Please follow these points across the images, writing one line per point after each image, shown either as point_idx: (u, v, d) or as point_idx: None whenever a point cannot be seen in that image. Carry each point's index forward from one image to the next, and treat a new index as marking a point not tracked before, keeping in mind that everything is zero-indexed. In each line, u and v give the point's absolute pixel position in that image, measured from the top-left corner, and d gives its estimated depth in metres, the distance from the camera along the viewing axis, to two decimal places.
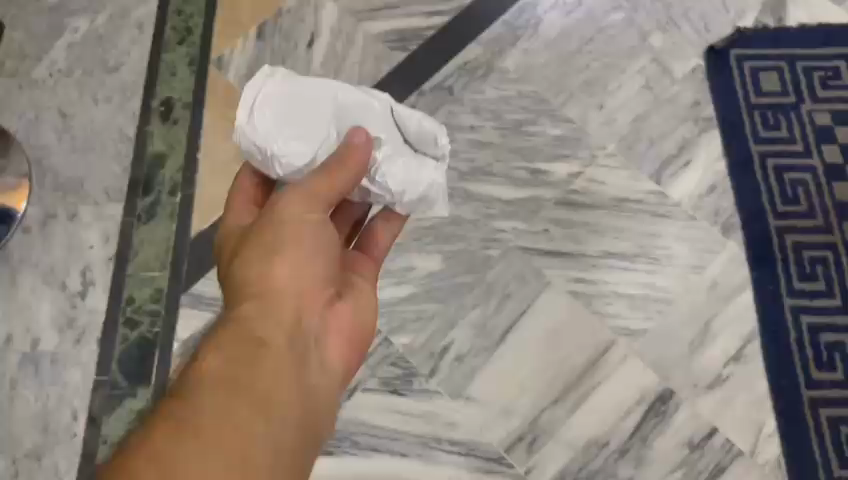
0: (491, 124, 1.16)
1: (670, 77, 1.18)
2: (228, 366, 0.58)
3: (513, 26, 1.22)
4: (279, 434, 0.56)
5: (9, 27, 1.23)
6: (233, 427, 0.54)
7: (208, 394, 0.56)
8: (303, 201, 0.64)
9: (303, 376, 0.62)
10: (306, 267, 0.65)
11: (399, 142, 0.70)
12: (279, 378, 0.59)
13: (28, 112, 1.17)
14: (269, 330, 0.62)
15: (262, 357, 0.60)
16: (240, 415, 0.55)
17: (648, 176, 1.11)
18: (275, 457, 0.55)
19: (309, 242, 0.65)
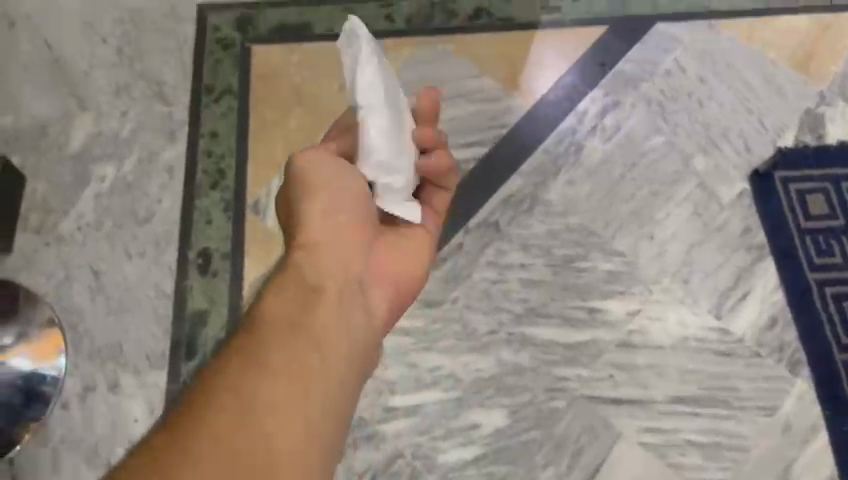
0: (542, 260, 1.12)
1: (717, 203, 1.16)
2: (285, 311, 0.71)
3: (553, 154, 1.20)
4: (333, 362, 0.69)
5: (30, 177, 1.18)
6: (295, 355, 0.67)
7: (271, 331, 0.69)
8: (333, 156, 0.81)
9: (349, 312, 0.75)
10: (343, 217, 0.78)
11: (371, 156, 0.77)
12: (330, 317, 0.72)
13: (57, 270, 1.12)
14: (315, 275, 0.75)
15: (315, 302, 0.73)
16: (300, 347, 0.68)
17: (707, 312, 1.09)
18: (331, 375, 0.68)
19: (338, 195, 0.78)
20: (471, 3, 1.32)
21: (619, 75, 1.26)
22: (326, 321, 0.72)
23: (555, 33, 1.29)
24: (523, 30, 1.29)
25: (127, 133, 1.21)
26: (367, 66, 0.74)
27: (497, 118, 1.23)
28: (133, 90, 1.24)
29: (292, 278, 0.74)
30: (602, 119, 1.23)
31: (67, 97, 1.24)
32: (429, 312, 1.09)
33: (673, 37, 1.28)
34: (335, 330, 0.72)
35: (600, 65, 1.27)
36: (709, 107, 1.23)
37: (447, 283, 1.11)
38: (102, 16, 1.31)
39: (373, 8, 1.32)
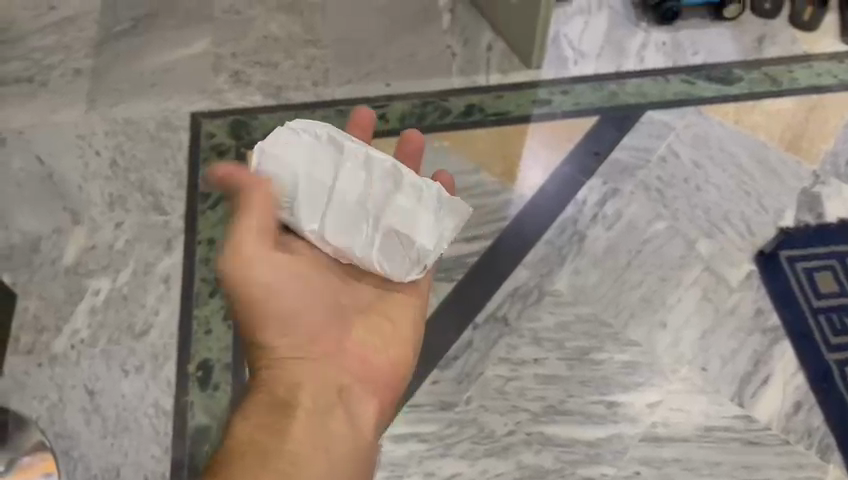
0: (555, 354, 1.09)
1: (726, 286, 1.15)
2: (256, 441, 0.71)
3: (557, 245, 1.19)
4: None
5: (21, 295, 1.14)
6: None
7: (237, 460, 0.69)
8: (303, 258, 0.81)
9: (322, 421, 0.75)
10: (304, 337, 0.79)
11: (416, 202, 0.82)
12: (305, 435, 0.73)
13: (50, 393, 1.07)
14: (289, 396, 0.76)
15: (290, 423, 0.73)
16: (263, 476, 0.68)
17: (730, 399, 1.05)
18: None
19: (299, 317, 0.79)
20: (463, 100, 1.34)
21: (615, 163, 1.27)
22: (297, 443, 0.72)
23: (547, 125, 1.31)
24: (516, 124, 1.31)
25: (122, 245, 1.18)
26: (322, 159, 0.81)
27: (496, 211, 1.22)
28: (127, 201, 1.23)
29: (270, 398, 0.76)
30: (603, 207, 1.22)
31: (60, 212, 1.22)
32: (442, 415, 1.05)
33: (663, 125, 1.31)
34: (310, 450, 0.72)
35: (595, 154, 1.28)
36: (706, 191, 1.24)
37: (459, 383, 1.07)
38: (95, 128, 1.30)
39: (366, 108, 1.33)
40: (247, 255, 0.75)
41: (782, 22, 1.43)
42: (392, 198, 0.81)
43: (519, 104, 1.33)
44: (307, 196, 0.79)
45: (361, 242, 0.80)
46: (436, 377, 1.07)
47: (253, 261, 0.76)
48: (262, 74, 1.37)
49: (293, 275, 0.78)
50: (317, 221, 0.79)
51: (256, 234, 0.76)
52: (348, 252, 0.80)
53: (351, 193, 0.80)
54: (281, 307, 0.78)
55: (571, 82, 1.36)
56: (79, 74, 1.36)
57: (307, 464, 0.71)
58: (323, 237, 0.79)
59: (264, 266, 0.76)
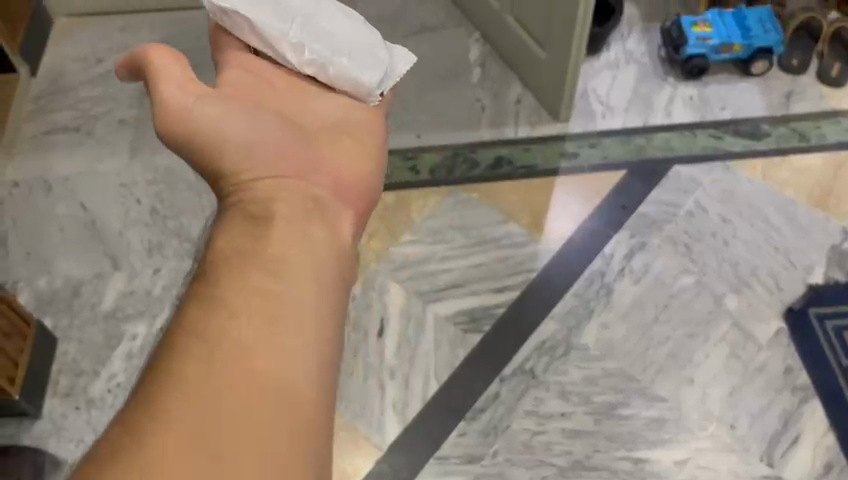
0: (582, 408, 1.09)
1: (755, 343, 1.14)
2: (216, 270, 0.52)
3: (585, 297, 1.20)
4: (293, 295, 0.51)
5: (62, 339, 1.18)
6: (245, 313, 0.49)
7: (207, 288, 0.51)
8: (256, 79, 0.71)
9: (307, 219, 0.58)
10: (264, 155, 0.64)
11: (362, 27, 0.77)
12: (293, 235, 0.56)
13: (85, 436, 1.09)
14: (256, 211, 0.58)
15: (267, 233, 0.55)
16: (234, 296, 0.50)
17: (759, 459, 1.05)
18: (299, 332, 0.49)
19: (253, 143, 0.64)
20: (492, 152, 1.37)
21: (643, 218, 1.28)
22: (282, 245, 0.54)
23: (574, 178, 1.33)
24: (544, 176, 1.34)
25: (159, 290, 1.22)
26: None
27: (524, 262, 1.24)
28: (165, 247, 1.27)
29: (240, 218, 0.58)
30: (630, 261, 1.24)
31: (101, 257, 1.26)
32: (469, 467, 1.05)
33: (690, 180, 1.32)
34: (293, 248, 0.54)
35: (623, 208, 1.30)
36: (734, 245, 1.25)
37: (486, 435, 1.08)
38: (137, 177, 1.36)
39: (397, 159, 1.37)
40: (173, 110, 0.64)
41: (810, 78, 1.45)
42: (356, 28, 0.76)
43: (547, 157, 1.36)
44: (275, 7, 0.72)
45: (344, 55, 0.73)
46: (463, 429, 1.08)
47: (185, 106, 0.64)
48: None
49: (236, 107, 0.66)
50: (289, 30, 0.71)
51: (179, 82, 0.65)
52: (326, 64, 0.72)
53: (320, 17, 0.75)
54: (228, 140, 0.64)
55: (599, 136, 1.39)
56: (123, 124, 1.42)
57: (296, 270, 0.52)
58: (301, 48, 0.71)
59: (200, 105, 0.64)
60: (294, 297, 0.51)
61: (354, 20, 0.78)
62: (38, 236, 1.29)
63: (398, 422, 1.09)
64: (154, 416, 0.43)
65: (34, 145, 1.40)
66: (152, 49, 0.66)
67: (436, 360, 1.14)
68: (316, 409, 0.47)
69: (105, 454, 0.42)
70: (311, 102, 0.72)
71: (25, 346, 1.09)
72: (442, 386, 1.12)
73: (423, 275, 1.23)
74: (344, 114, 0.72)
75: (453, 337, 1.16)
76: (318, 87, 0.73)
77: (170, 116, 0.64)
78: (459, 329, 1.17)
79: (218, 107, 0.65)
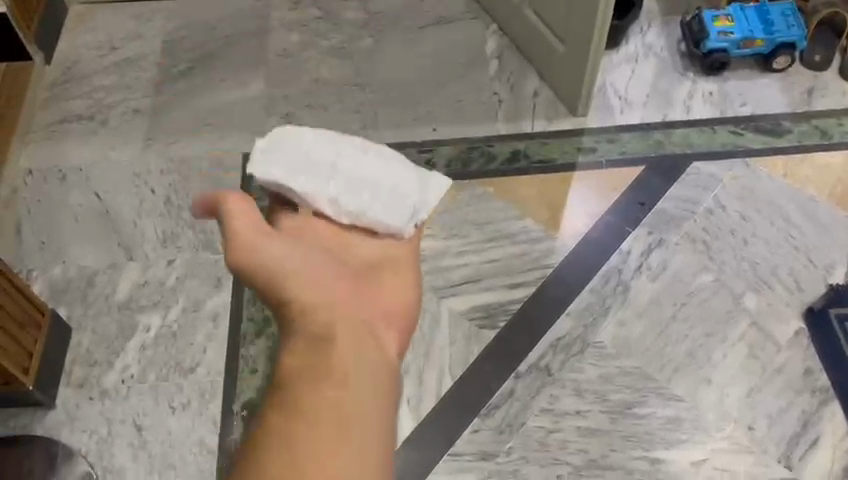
0: (598, 406, 1.08)
1: (774, 343, 1.13)
2: (289, 383, 0.53)
3: (602, 294, 1.18)
4: (361, 417, 0.51)
5: (75, 329, 1.18)
6: (320, 440, 0.49)
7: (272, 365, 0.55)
8: (312, 236, 0.67)
9: (366, 345, 0.56)
10: (321, 283, 0.60)
11: (406, 179, 0.72)
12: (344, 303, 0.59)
13: (99, 427, 1.09)
14: (318, 333, 0.56)
15: (332, 353, 0.54)
16: (314, 402, 0.51)
17: (777, 461, 1.04)
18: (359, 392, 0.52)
19: (311, 275, 0.60)
20: (508, 146, 1.36)
21: (661, 214, 1.27)
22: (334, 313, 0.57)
23: (592, 173, 1.32)
24: (561, 172, 1.32)
25: (173, 281, 1.22)
26: (308, 154, 0.70)
27: (541, 258, 1.23)
28: (179, 238, 1.26)
29: (301, 339, 0.56)
30: (648, 258, 1.22)
31: (115, 247, 1.26)
32: (483, 464, 1.05)
33: (710, 176, 1.31)
34: (344, 315, 0.58)
35: (641, 204, 1.28)
36: (753, 244, 1.23)
37: (500, 432, 1.07)
38: (151, 166, 1.35)
39: (413, 152, 1.36)
40: (242, 238, 0.62)
41: (833, 74, 1.42)
42: (394, 169, 0.73)
43: (564, 151, 1.34)
44: (307, 167, 0.69)
45: (372, 204, 0.69)
46: (477, 426, 1.08)
47: (255, 248, 0.62)
48: (312, 117, 1.40)
49: (295, 256, 0.62)
50: (326, 185, 0.68)
51: (251, 224, 0.63)
52: (357, 214, 0.68)
53: (360, 169, 0.72)
54: (286, 278, 0.60)
55: (617, 131, 1.37)
56: (137, 114, 1.41)
57: (364, 392, 0.52)
58: (336, 199, 0.68)
59: (266, 243, 0.62)
60: (363, 430, 0.50)
61: (396, 165, 0.73)
62: (52, 226, 1.28)
63: (412, 418, 1.08)
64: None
65: (48, 134, 1.39)
66: (225, 196, 0.64)
67: (450, 356, 1.13)
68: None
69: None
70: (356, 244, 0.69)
71: (39, 336, 1.09)
72: (457, 382, 1.11)
73: (438, 270, 1.22)
74: (388, 263, 0.67)
75: (468, 333, 1.15)
76: (360, 235, 0.70)
77: (238, 255, 0.62)
78: (474, 324, 1.16)
79: (275, 265, 0.61)
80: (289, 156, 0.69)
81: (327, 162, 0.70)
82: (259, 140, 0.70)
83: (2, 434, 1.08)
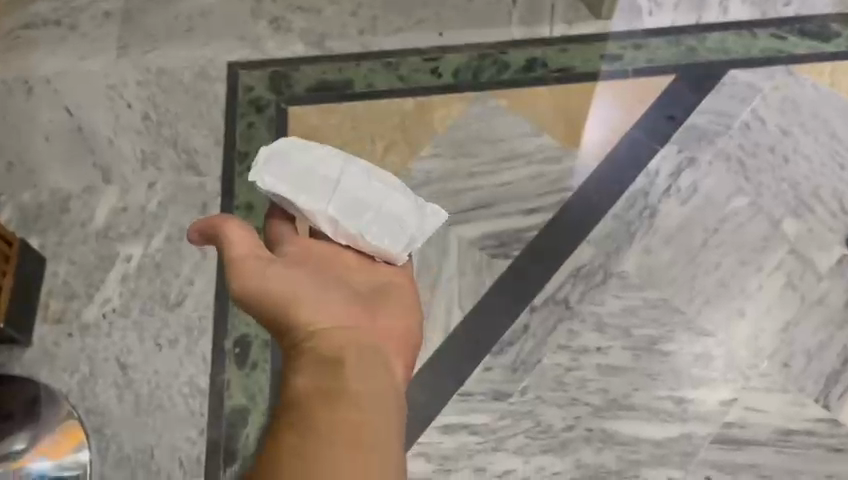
0: (621, 342, 1.00)
1: (814, 272, 1.03)
2: (309, 403, 0.63)
3: (626, 220, 1.08)
4: (373, 429, 0.61)
5: (50, 259, 1.08)
6: (337, 448, 0.59)
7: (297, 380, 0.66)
8: (313, 254, 0.73)
9: (377, 369, 0.66)
10: (331, 308, 0.69)
11: (405, 204, 0.74)
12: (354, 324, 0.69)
13: (81, 366, 1.01)
14: (331, 356, 0.66)
15: (346, 378, 0.64)
16: (335, 423, 0.61)
17: (813, 400, 0.96)
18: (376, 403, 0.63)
19: (319, 300, 0.69)
20: (524, 53, 1.21)
21: (693, 130, 1.14)
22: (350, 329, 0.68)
23: (617, 83, 1.18)
24: (583, 82, 1.19)
25: (155, 207, 1.11)
26: (313, 172, 0.72)
27: (559, 180, 1.11)
28: (160, 159, 1.15)
29: (314, 360, 0.66)
30: (678, 179, 1.11)
31: (90, 169, 1.14)
32: (495, 405, 0.97)
33: (748, 87, 1.17)
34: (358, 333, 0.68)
35: (671, 118, 1.15)
36: (795, 162, 1.11)
37: (514, 370, 0.99)
38: (127, 78, 1.21)
39: (417, 60, 1.22)
40: (243, 265, 0.70)
41: None
42: (395, 193, 0.74)
43: (586, 59, 1.20)
44: (309, 186, 0.72)
45: (369, 225, 0.72)
46: (489, 364, 0.99)
47: (256, 271, 0.69)
48: (304, 20, 1.25)
49: (302, 282, 0.70)
50: (327, 209, 0.71)
51: (248, 250, 0.71)
52: (356, 236, 0.72)
53: (365, 190, 0.73)
54: (295, 304, 0.69)
55: (645, 35, 1.22)
56: (109, 18, 1.27)
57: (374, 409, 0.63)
58: (334, 220, 0.71)
59: (273, 269, 0.70)
60: (375, 439, 0.61)
61: (395, 188, 0.74)
62: (20, 146, 1.16)
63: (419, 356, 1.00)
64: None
65: (10, 42, 1.25)
66: (225, 225, 0.72)
67: (460, 289, 1.04)
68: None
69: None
70: (359, 265, 0.74)
71: (9, 268, 1.00)
72: (467, 316, 1.02)
73: (445, 194, 1.11)
74: (390, 287, 0.74)
75: (479, 263, 1.05)
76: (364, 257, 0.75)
77: (241, 278, 0.69)
78: (485, 254, 1.06)
79: (279, 290, 0.69)
80: (293, 175, 0.72)
81: (330, 180, 0.72)
82: (263, 155, 0.71)
83: None
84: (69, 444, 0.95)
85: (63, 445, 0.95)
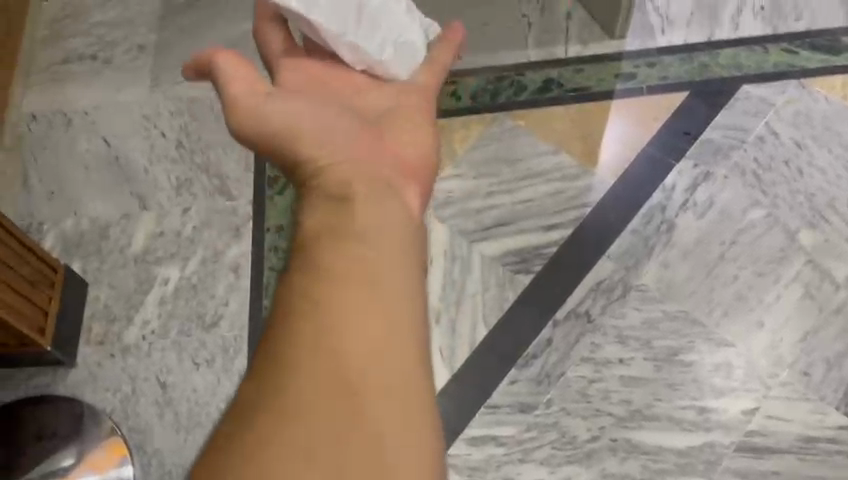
0: (642, 354, 1.03)
1: (832, 282, 1.06)
2: (320, 236, 0.56)
3: (644, 235, 1.11)
4: (387, 263, 0.53)
5: (92, 284, 1.13)
6: (346, 274, 0.52)
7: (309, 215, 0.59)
8: (317, 98, 0.69)
9: (387, 196, 0.60)
10: (339, 147, 0.65)
11: (406, 20, 0.77)
12: (363, 164, 0.64)
13: (123, 385, 1.06)
14: (334, 188, 0.60)
15: (351, 206, 0.58)
16: (345, 261, 0.53)
17: (835, 408, 0.98)
18: (390, 239, 0.56)
19: (323, 130, 0.65)
20: (540, 74, 1.25)
21: (708, 145, 1.17)
22: (360, 167, 0.63)
23: (632, 101, 1.22)
24: (599, 101, 1.22)
25: (190, 231, 1.16)
26: None
27: (577, 197, 1.15)
28: (194, 185, 1.20)
29: (323, 196, 0.60)
30: (694, 193, 1.14)
31: (127, 196, 1.20)
32: (521, 417, 1.00)
33: (761, 101, 1.20)
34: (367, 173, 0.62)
35: (685, 134, 1.18)
36: (809, 174, 1.14)
37: (539, 383, 1.02)
38: (160, 108, 1.27)
39: None
40: (247, 101, 0.66)
41: None
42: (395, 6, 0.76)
43: (601, 78, 1.24)
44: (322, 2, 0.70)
45: (381, 45, 0.75)
46: (514, 377, 1.02)
47: (258, 108, 0.66)
48: None
49: (307, 116, 0.66)
50: (343, 30, 0.72)
51: (250, 88, 0.67)
52: (371, 60, 0.74)
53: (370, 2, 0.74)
54: (299, 137, 0.65)
55: (659, 54, 1.26)
56: (142, 51, 1.33)
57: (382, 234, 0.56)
58: (355, 46, 0.73)
59: (278, 106, 0.66)
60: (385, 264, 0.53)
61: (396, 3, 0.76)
62: (61, 175, 1.22)
63: (446, 370, 1.04)
64: (289, 347, 0.49)
65: (49, 76, 1.31)
66: (221, 58, 0.68)
67: (484, 304, 1.07)
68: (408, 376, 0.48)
69: (256, 401, 0.48)
70: (362, 104, 0.73)
71: (54, 293, 1.05)
72: (491, 330, 1.06)
73: (468, 212, 1.14)
74: (395, 121, 0.71)
75: (502, 279, 1.09)
76: (367, 92, 0.75)
77: (245, 115, 0.66)
78: (508, 270, 1.09)
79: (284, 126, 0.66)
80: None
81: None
82: None
83: (25, 394, 1.05)
84: (112, 458, 1.00)
85: (107, 459, 0.99)
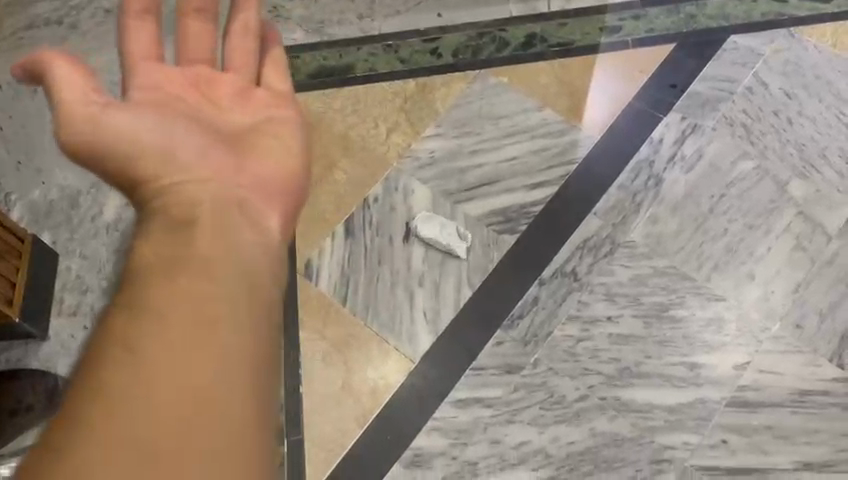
0: (630, 311, 1.00)
1: (823, 233, 1.03)
2: (134, 313, 0.41)
3: (631, 190, 1.08)
4: (225, 343, 0.41)
5: (64, 254, 1.09)
6: (158, 377, 0.39)
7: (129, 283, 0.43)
8: (176, 102, 0.55)
9: (238, 236, 0.47)
10: (184, 181, 0.49)
11: None
12: (215, 194, 0.49)
13: None
14: (172, 218, 0.47)
15: (188, 251, 0.44)
16: (165, 344, 0.40)
17: (828, 361, 0.96)
18: (235, 307, 0.43)
19: (171, 157, 0.51)
20: (523, 29, 1.21)
21: (696, 97, 1.14)
22: (206, 202, 0.48)
23: (617, 55, 1.18)
24: (583, 55, 1.18)
25: None
26: None
27: (563, 153, 1.11)
28: None
29: (150, 258, 0.44)
30: (682, 147, 1.11)
31: None
32: (508, 378, 0.97)
33: (749, 51, 1.17)
34: (225, 201, 0.49)
35: (672, 87, 1.15)
36: (799, 124, 1.11)
37: (526, 343, 0.99)
38: None
39: (416, 42, 1.22)
40: (76, 116, 0.52)
41: None
42: None
43: (585, 33, 1.20)
44: None
45: None
46: (500, 338, 1.00)
47: (91, 126, 0.51)
48: (302, 8, 1.26)
49: (155, 122, 0.52)
50: None
51: (83, 93, 0.53)
52: None
53: None
54: (139, 167, 0.51)
55: (644, 6, 1.22)
56: (110, 16, 1.28)
57: (226, 272, 0.44)
58: None
59: (114, 123, 0.51)
60: (235, 288, 0.43)
61: None
62: (27, 144, 1.18)
63: (430, 332, 1.01)
64: (88, 403, 0.38)
65: (13, 43, 1.26)
66: (53, 61, 0.53)
67: (468, 265, 1.04)
68: (243, 421, 0.39)
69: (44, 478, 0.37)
70: (224, 114, 0.56)
71: (22, 263, 1.01)
72: (475, 291, 1.03)
73: (450, 172, 1.11)
74: (267, 128, 0.55)
75: (486, 239, 1.06)
76: (231, 77, 0.58)
77: (73, 132, 0.52)
78: (492, 230, 1.06)
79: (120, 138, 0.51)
80: None
81: None
82: None
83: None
84: None
85: None
